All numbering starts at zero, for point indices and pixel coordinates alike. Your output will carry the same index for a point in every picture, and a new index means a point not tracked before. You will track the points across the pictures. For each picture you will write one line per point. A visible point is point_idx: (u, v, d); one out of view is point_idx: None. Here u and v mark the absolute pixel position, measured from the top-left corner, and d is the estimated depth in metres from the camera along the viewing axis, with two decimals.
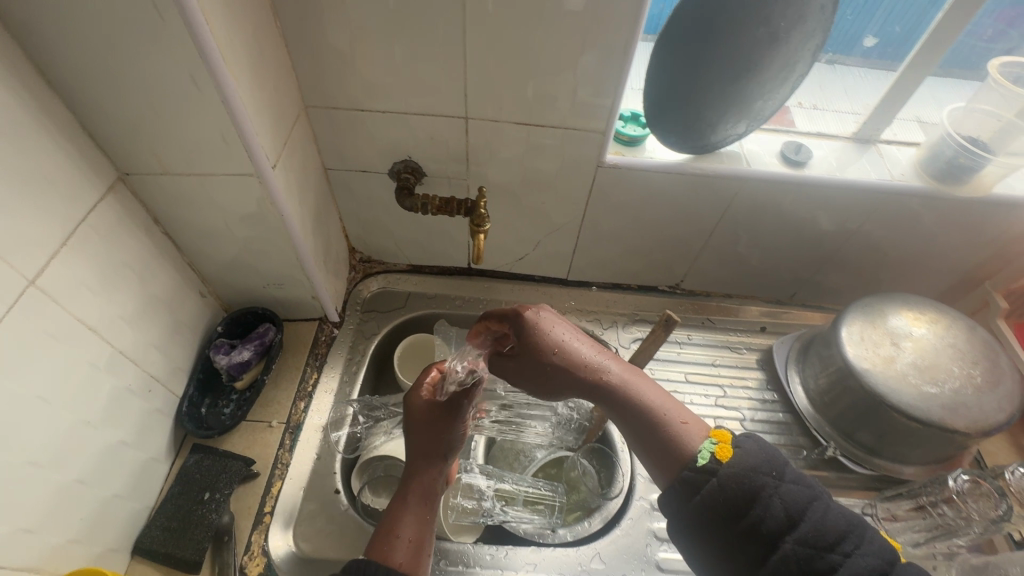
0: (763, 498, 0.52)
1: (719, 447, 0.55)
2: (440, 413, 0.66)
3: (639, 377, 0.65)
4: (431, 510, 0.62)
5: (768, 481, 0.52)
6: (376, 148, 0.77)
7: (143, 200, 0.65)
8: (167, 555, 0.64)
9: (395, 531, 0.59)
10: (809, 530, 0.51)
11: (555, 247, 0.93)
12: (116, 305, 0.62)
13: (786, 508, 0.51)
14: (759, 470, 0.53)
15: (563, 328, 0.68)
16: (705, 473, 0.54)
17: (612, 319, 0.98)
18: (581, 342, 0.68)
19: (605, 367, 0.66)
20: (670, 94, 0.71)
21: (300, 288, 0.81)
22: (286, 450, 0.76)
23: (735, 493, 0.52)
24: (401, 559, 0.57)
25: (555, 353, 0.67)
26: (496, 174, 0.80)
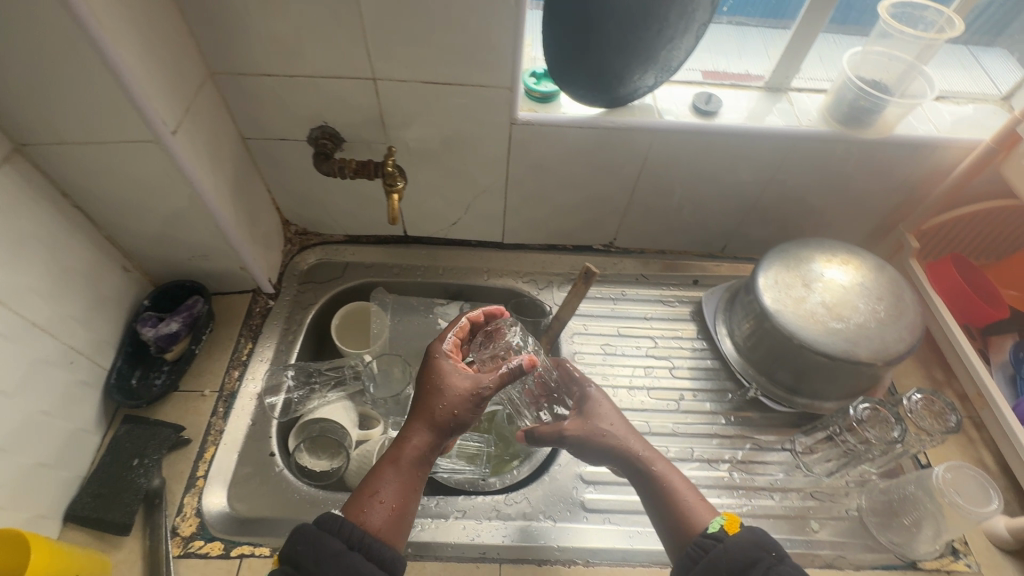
0: (760, 567, 0.55)
1: (727, 521, 0.61)
2: (454, 388, 0.66)
3: (667, 460, 0.68)
4: (417, 480, 0.64)
5: (767, 557, 0.56)
6: (290, 114, 0.77)
7: (47, 172, 0.65)
8: (97, 519, 0.66)
9: (377, 497, 0.62)
10: None
11: (485, 210, 0.94)
12: (24, 276, 0.62)
13: None
14: (762, 546, 0.57)
15: (611, 402, 0.72)
16: (713, 539, 0.59)
17: (548, 280, 1.00)
18: (625, 422, 0.70)
19: (645, 445, 0.67)
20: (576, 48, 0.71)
21: (227, 259, 0.82)
22: (220, 417, 0.78)
23: (732, 559, 0.57)
24: (375, 524, 0.60)
25: (606, 427, 0.69)
26: (414, 137, 0.80)
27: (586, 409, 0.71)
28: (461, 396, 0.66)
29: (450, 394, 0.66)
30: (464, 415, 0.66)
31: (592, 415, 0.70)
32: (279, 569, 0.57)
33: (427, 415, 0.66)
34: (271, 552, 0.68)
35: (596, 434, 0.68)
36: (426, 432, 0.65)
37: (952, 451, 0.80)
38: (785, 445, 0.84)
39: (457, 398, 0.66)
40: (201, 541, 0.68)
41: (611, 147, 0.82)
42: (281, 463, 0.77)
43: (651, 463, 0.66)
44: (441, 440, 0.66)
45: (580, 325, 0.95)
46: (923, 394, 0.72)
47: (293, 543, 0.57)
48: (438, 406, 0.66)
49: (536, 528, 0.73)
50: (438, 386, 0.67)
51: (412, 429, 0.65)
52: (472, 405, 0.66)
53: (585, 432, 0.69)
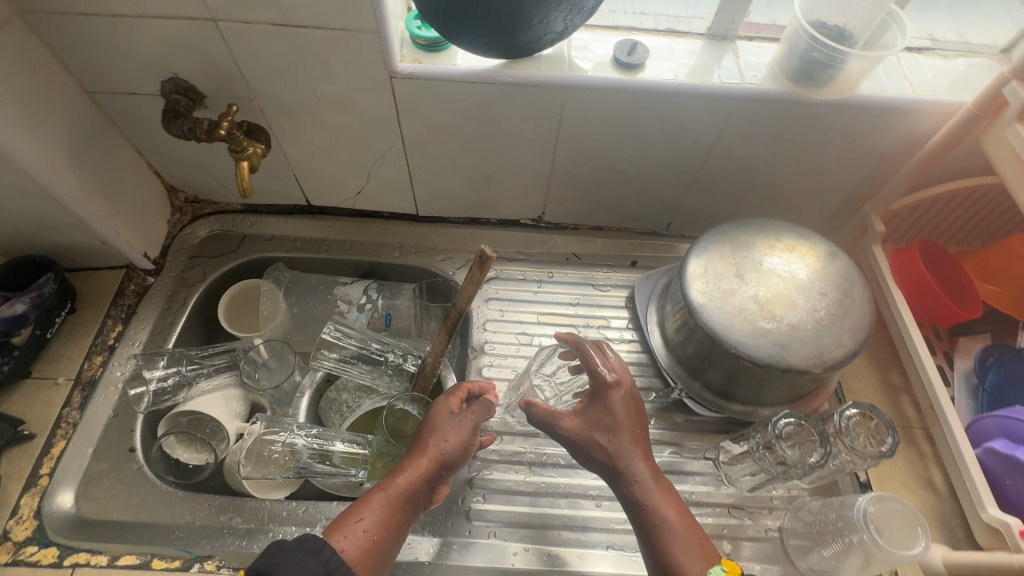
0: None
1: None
2: (443, 422, 0.63)
3: (670, 493, 0.61)
4: (404, 515, 0.57)
5: None
6: (130, 64, 0.65)
7: None
8: None
9: (360, 522, 0.54)
10: None
11: (389, 179, 0.83)
12: None
13: None
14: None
15: (626, 416, 0.63)
16: None
17: (466, 258, 0.90)
18: (641, 444, 0.63)
19: (646, 473, 0.61)
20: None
21: (80, 232, 0.73)
22: (74, 408, 0.71)
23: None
24: (354, 554, 0.53)
25: (605, 440, 0.62)
26: (282, 92, 0.68)
27: (592, 416, 0.64)
28: (450, 422, 0.63)
29: (439, 427, 0.62)
30: (456, 444, 0.62)
31: (595, 425, 0.63)
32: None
33: (419, 445, 0.61)
34: (109, 561, 0.63)
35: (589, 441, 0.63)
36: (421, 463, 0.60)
37: (897, 469, 0.70)
38: (709, 454, 0.74)
39: (448, 426, 0.63)
40: (35, 548, 0.62)
41: (518, 107, 0.70)
42: (143, 461, 0.70)
43: (651, 491, 0.60)
44: (432, 475, 0.60)
45: (496, 311, 0.85)
46: (859, 410, 0.62)
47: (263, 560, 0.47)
48: (431, 436, 0.62)
49: (409, 543, 0.66)
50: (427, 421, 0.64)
51: (408, 459, 0.60)
52: (462, 437, 0.62)
53: (581, 437, 0.63)
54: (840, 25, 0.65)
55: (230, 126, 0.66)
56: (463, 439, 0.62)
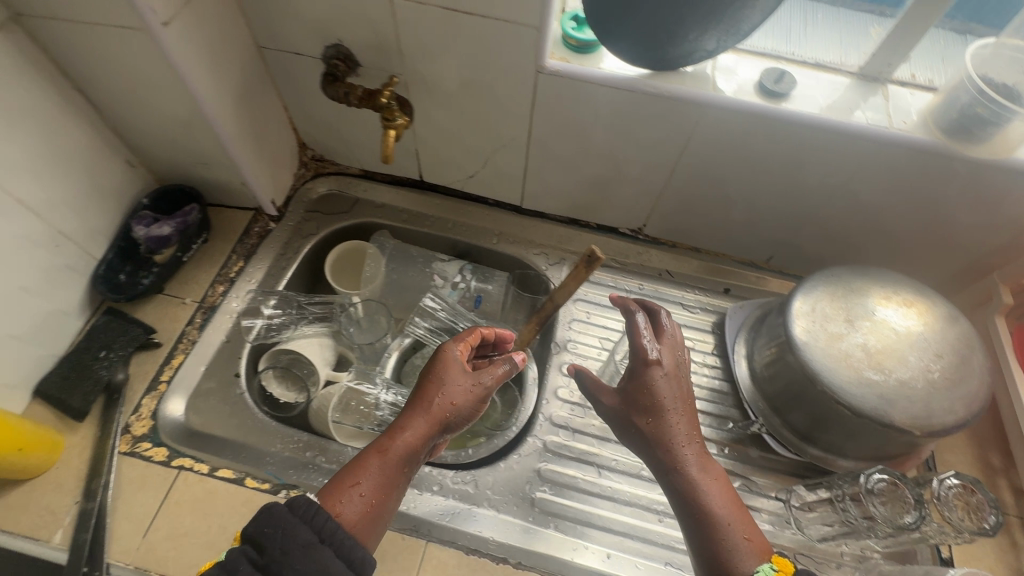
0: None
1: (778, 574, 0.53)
2: (455, 384, 0.63)
3: (719, 484, 0.60)
4: (403, 476, 0.59)
5: None
6: (303, 27, 0.71)
7: (46, 47, 0.62)
8: (58, 400, 0.68)
9: (357, 489, 0.56)
10: None
11: (504, 168, 0.86)
12: (12, 150, 0.61)
13: None
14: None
15: (667, 395, 0.63)
16: None
17: (560, 257, 0.92)
18: (689, 433, 0.62)
19: (692, 462, 0.61)
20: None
21: (228, 172, 0.79)
22: (195, 328, 0.78)
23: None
24: (350, 518, 0.54)
25: (646, 424, 0.63)
26: (432, 72, 0.72)
27: (631, 396, 0.64)
28: (460, 384, 0.63)
29: (449, 389, 0.63)
30: (461, 407, 0.63)
31: (635, 404, 0.64)
32: (238, 546, 0.50)
33: (424, 403, 0.62)
34: (209, 470, 0.68)
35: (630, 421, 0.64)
36: (423, 424, 0.61)
37: (986, 553, 0.66)
38: (780, 494, 0.73)
39: (456, 388, 0.63)
40: (149, 444, 0.68)
41: (651, 118, 0.71)
42: (245, 388, 0.76)
43: (696, 478, 0.60)
44: (433, 435, 0.61)
45: (583, 313, 0.87)
46: (960, 482, 0.59)
47: (254, 527, 0.50)
48: (438, 396, 0.62)
49: (475, 514, 0.68)
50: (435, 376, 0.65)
51: (411, 420, 0.61)
52: (470, 400, 0.64)
53: (621, 415, 0.65)
54: (1008, 84, 0.62)
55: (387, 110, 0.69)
56: (467, 401, 0.64)
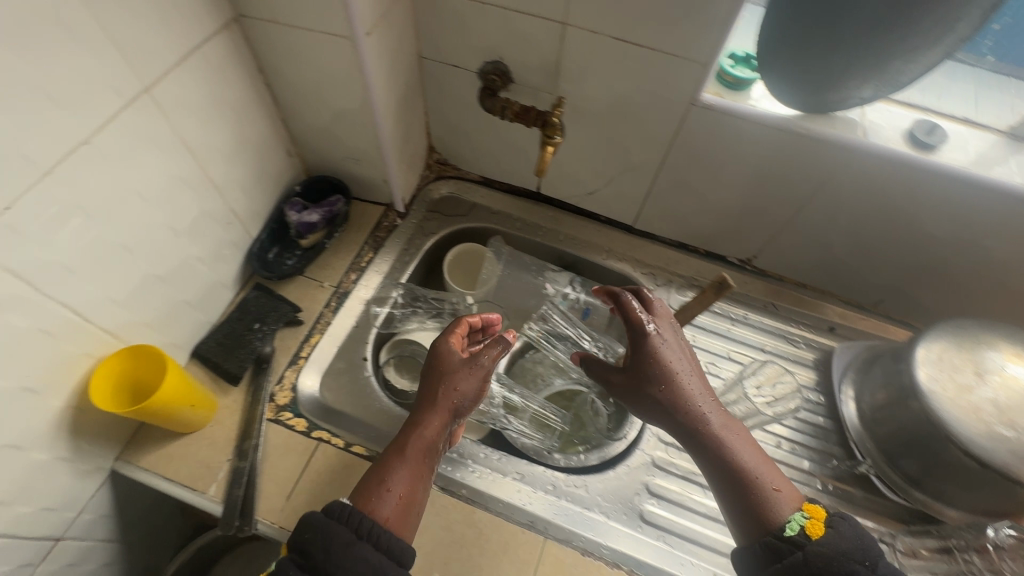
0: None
1: (810, 522, 0.55)
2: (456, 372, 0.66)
3: (744, 440, 0.62)
4: (427, 464, 0.62)
5: (858, 568, 0.52)
6: (470, 44, 0.76)
7: (252, 45, 0.69)
8: (215, 364, 0.74)
9: (386, 486, 0.59)
10: None
11: (627, 190, 0.90)
12: (214, 134, 0.67)
13: None
14: (855, 543, 0.53)
15: (675, 363, 0.64)
16: (791, 544, 0.54)
17: (668, 278, 0.94)
18: (705, 397, 0.64)
19: (713, 425, 0.62)
20: (806, 27, 0.61)
21: (374, 169, 0.85)
22: (330, 311, 0.83)
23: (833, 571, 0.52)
24: (384, 513, 0.57)
25: (660, 394, 0.64)
26: (584, 93, 0.77)
27: (640, 371, 0.65)
28: (461, 371, 0.66)
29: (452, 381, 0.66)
30: (466, 391, 0.66)
31: (646, 379, 0.65)
32: (287, 556, 0.54)
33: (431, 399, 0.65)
34: (344, 445, 0.72)
35: (639, 397, 0.65)
36: (434, 415, 0.65)
37: None
38: (883, 537, 0.73)
39: (458, 376, 0.66)
40: (290, 414, 0.73)
41: (793, 157, 0.73)
42: (372, 370, 0.80)
43: (720, 441, 0.61)
44: (446, 421, 0.64)
45: (688, 336, 0.89)
46: None
47: (297, 538, 0.54)
48: (442, 387, 0.65)
49: (588, 519, 0.71)
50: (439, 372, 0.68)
51: (424, 416, 0.64)
52: (473, 383, 0.67)
53: (634, 396, 0.66)
54: None
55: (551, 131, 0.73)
56: (471, 382, 0.66)
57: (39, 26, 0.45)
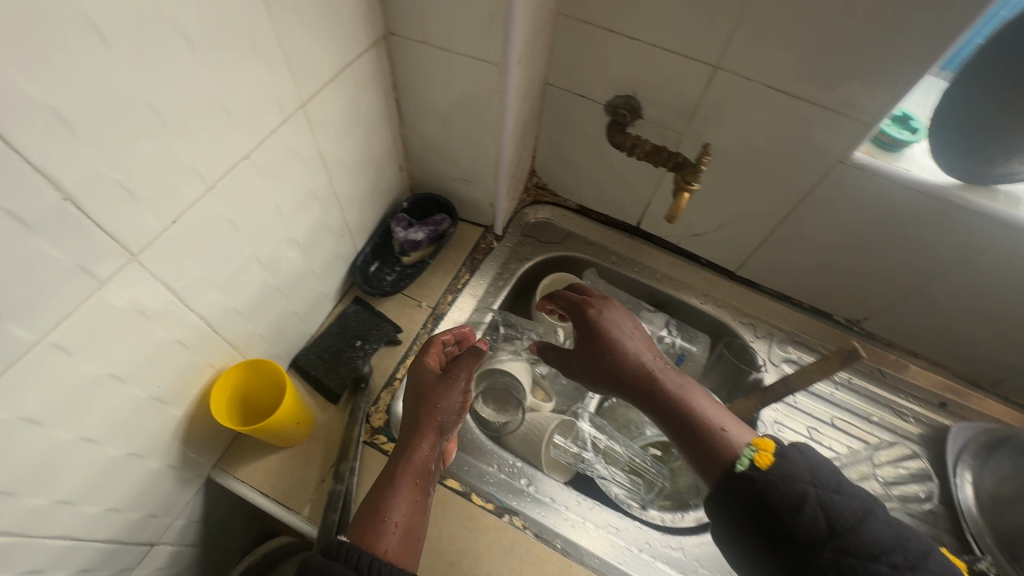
0: (811, 505, 0.47)
1: (759, 454, 0.51)
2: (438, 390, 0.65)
3: (693, 390, 0.60)
4: (421, 488, 0.61)
5: (808, 489, 0.48)
6: (606, 76, 0.74)
7: (393, 62, 0.67)
8: (315, 378, 0.72)
9: (384, 517, 0.57)
10: (858, 542, 0.46)
11: (738, 236, 0.86)
12: (346, 149, 0.66)
13: (831, 519, 0.47)
14: (807, 466, 0.50)
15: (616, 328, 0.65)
16: (742, 480, 0.50)
17: (768, 331, 0.90)
18: (647, 353, 0.63)
19: (663, 378, 0.60)
20: (988, 103, 0.57)
21: (484, 191, 0.83)
22: (426, 333, 0.81)
23: (784, 498, 0.48)
24: (387, 547, 0.55)
25: (602, 356, 0.63)
26: (717, 138, 0.73)
27: (586, 342, 0.65)
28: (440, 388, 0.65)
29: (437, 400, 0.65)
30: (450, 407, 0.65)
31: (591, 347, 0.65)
32: None
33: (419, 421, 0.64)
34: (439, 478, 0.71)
35: (587, 370, 0.65)
36: (422, 436, 0.64)
37: None
38: None
39: (438, 392, 0.65)
40: (385, 439, 0.71)
41: (941, 228, 0.69)
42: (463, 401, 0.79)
43: (667, 392, 0.59)
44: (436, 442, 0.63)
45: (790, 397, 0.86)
46: None
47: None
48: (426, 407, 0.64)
49: None
50: (418, 393, 0.67)
51: (411, 440, 0.63)
52: (457, 398, 0.66)
53: (583, 364, 0.65)
54: None
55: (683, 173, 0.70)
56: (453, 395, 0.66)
57: (231, 41, 0.43)
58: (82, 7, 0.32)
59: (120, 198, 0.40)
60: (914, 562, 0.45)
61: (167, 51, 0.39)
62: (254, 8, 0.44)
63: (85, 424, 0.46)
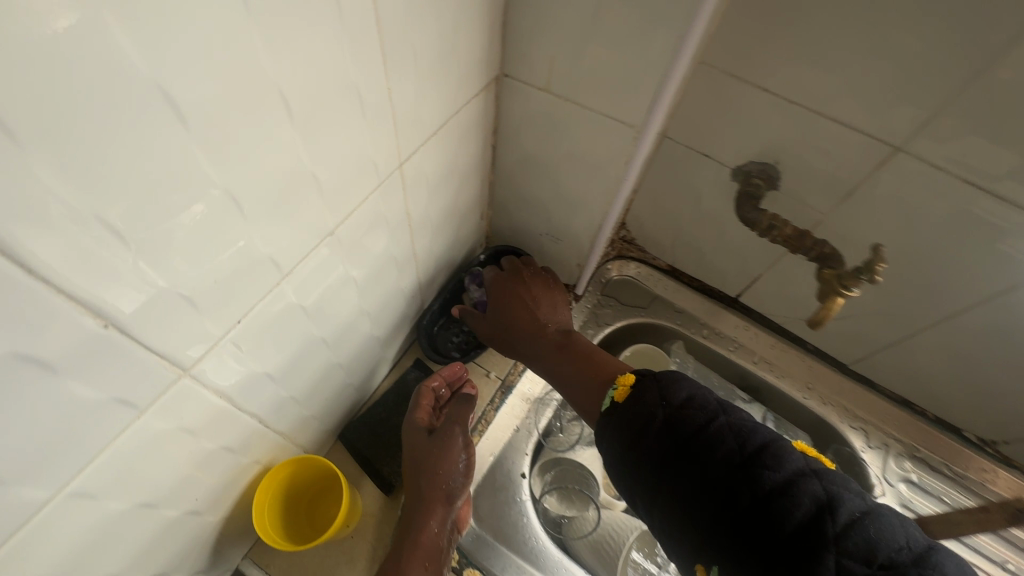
0: (657, 422, 0.45)
1: (619, 390, 0.51)
2: (434, 458, 0.58)
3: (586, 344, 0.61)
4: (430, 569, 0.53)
5: (656, 410, 0.46)
6: (743, 139, 0.62)
7: (500, 104, 0.57)
8: (366, 461, 0.63)
9: None
10: (706, 451, 0.42)
11: (865, 332, 0.73)
12: (435, 205, 0.56)
13: (676, 433, 0.44)
14: (658, 388, 0.48)
15: (530, 290, 0.67)
16: (607, 414, 0.49)
17: (882, 440, 0.78)
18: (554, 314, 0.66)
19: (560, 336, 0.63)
20: None
21: (573, 251, 0.72)
22: (492, 409, 0.72)
23: (633, 421, 0.47)
24: None
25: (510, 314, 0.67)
26: (872, 227, 0.61)
27: (501, 302, 0.68)
28: (433, 452, 0.58)
29: (434, 466, 0.57)
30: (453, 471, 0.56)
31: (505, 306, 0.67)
32: None
33: (421, 495, 0.56)
34: None
35: (496, 325, 0.67)
36: (427, 512, 0.56)
37: None
38: None
39: (434, 457, 0.58)
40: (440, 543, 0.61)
41: None
42: (528, 494, 0.68)
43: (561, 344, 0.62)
44: (444, 514, 0.55)
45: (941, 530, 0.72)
46: None
47: None
48: (425, 480, 0.56)
49: None
50: (413, 461, 0.60)
51: (416, 520, 0.55)
52: (460, 460, 0.58)
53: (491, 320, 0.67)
54: None
55: (831, 269, 0.59)
56: (449, 455, 0.58)
57: (336, 101, 0.33)
58: (152, 79, 0.22)
59: (176, 311, 0.30)
60: (749, 458, 0.40)
61: (259, 124, 0.28)
62: (369, 59, 0.34)
63: (104, 565, 0.36)
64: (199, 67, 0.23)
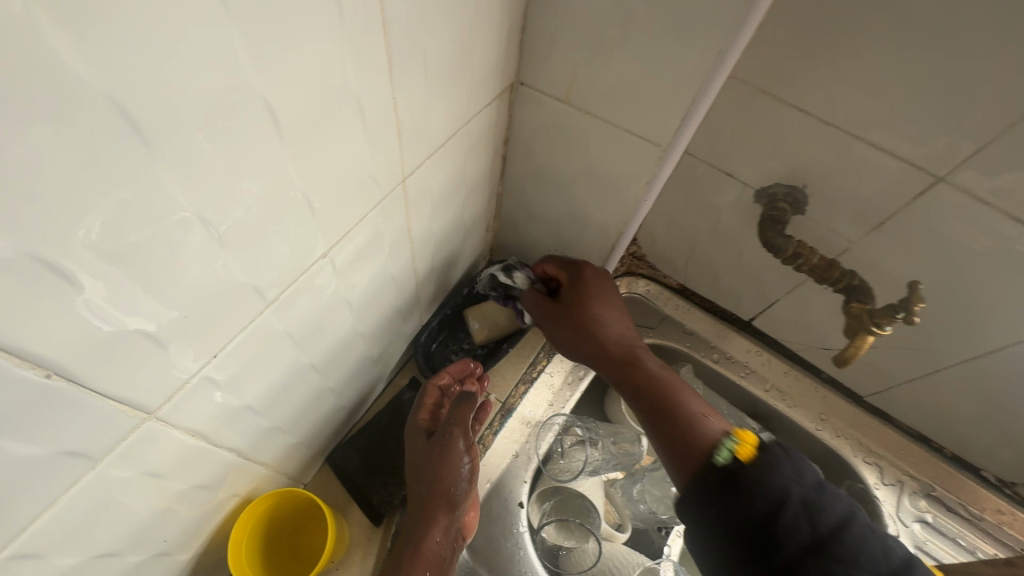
0: (792, 504, 0.41)
1: (740, 446, 0.46)
2: (435, 463, 0.54)
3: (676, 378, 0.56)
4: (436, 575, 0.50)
5: (793, 490, 0.42)
6: (770, 159, 0.58)
7: (514, 113, 0.53)
8: (355, 488, 0.59)
9: None
10: (845, 547, 0.39)
11: (885, 364, 0.70)
12: (439, 219, 0.52)
13: (817, 521, 0.41)
14: (790, 463, 0.44)
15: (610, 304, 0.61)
16: (723, 470, 0.45)
17: (897, 477, 0.74)
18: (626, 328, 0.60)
19: (647, 360, 0.58)
20: None
21: None
22: (491, 433, 0.67)
23: (759, 491, 0.42)
24: None
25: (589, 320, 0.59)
26: (904, 259, 0.57)
27: (572, 301, 0.60)
28: (433, 458, 0.54)
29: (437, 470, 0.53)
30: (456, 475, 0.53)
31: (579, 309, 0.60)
32: None
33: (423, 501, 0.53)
34: None
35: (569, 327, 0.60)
36: (430, 520, 0.52)
37: None
38: None
39: (433, 464, 0.54)
40: None
41: None
42: (525, 525, 0.64)
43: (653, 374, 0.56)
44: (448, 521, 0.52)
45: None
46: None
47: None
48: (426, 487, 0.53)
49: None
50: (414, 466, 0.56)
51: (419, 529, 0.52)
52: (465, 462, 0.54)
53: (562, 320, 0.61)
54: None
55: (859, 303, 0.59)
56: (450, 459, 0.54)
57: (332, 113, 0.29)
58: (107, 95, 0.18)
59: (139, 351, 0.26)
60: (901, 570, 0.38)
61: (239, 142, 0.24)
62: (372, 65, 0.30)
63: None
64: (164, 79, 0.19)
